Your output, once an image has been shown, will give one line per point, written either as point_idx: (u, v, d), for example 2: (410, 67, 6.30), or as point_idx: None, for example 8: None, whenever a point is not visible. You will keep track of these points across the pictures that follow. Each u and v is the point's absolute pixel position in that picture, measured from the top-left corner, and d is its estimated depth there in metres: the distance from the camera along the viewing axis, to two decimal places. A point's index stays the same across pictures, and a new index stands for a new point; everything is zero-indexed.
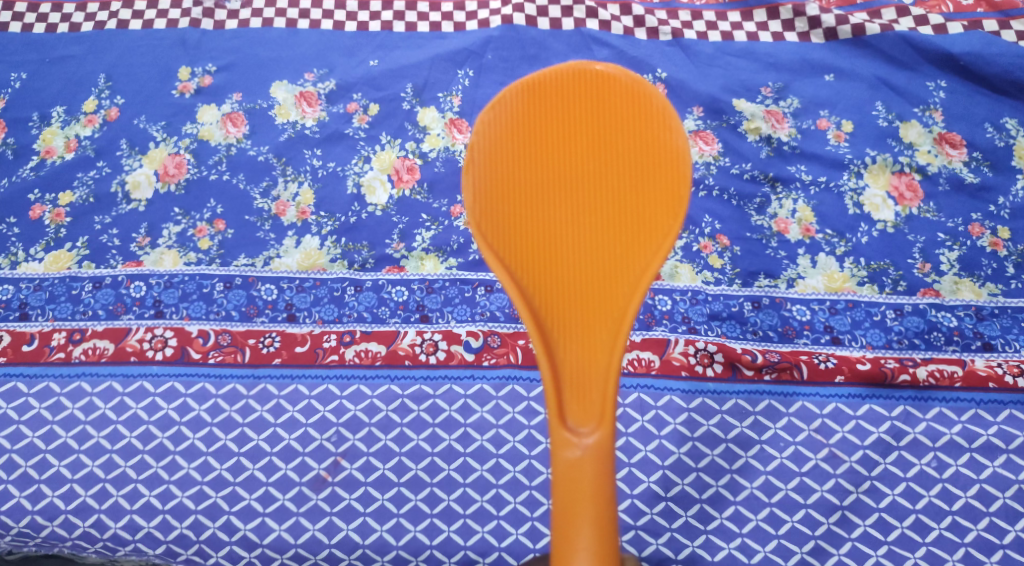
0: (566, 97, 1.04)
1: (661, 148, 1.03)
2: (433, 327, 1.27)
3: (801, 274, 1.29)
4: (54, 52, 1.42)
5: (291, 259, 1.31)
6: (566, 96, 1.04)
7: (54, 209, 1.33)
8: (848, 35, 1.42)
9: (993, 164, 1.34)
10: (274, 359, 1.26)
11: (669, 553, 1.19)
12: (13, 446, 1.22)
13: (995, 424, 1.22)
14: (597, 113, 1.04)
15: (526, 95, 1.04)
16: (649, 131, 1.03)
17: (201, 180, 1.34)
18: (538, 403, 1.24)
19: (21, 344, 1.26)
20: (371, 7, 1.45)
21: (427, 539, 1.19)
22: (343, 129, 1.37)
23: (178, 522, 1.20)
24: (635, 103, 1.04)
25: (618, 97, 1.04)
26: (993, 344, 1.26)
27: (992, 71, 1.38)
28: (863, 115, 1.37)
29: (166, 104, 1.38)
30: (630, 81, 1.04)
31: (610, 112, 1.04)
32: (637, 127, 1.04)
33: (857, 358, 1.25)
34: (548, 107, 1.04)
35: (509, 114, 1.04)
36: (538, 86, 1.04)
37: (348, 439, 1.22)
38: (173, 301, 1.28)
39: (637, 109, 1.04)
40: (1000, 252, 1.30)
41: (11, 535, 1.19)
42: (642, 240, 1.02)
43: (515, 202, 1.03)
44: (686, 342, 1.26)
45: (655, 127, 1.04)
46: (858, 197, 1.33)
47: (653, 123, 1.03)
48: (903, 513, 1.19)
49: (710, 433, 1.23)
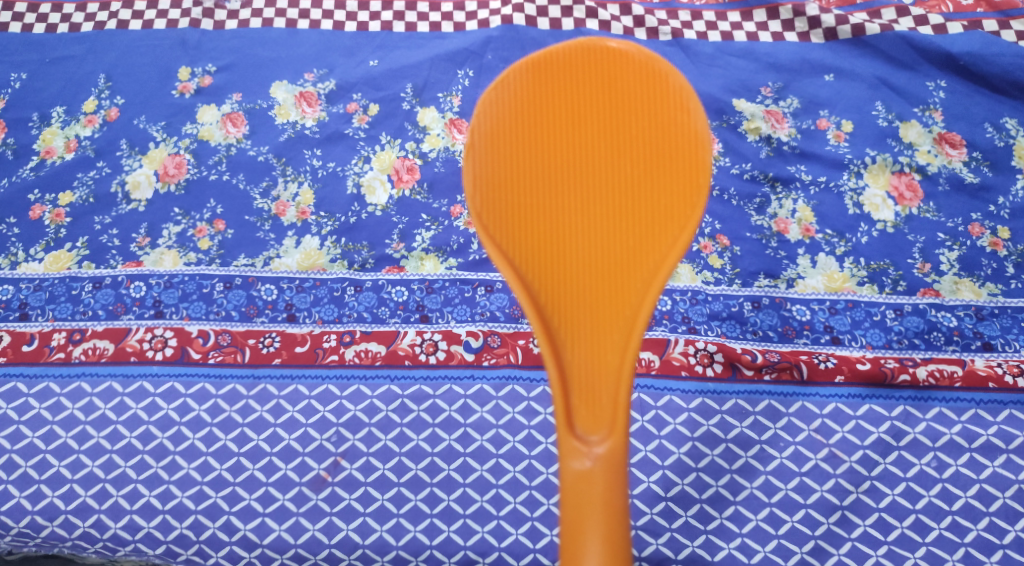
0: (574, 76, 1.04)
1: (678, 134, 1.03)
2: (433, 328, 1.27)
3: (801, 274, 1.30)
4: (54, 52, 1.42)
5: (291, 259, 1.31)
6: (575, 75, 1.04)
7: (54, 209, 1.33)
8: (848, 35, 1.42)
9: (993, 164, 1.35)
10: (274, 359, 1.26)
11: (669, 553, 1.19)
12: (13, 446, 1.22)
13: (995, 424, 1.22)
14: (609, 93, 1.04)
15: (533, 75, 1.04)
16: (665, 114, 1.03)
17: (201, 180, 1.34)
18: (538, 403, 1.24)
19: (20, 344, 1.26)
20: (371, 7, 1.45)
21: (427, 539, 1.19)
22: (343, 129, 1.37)
23: (178, 522, 1.20)
24: (648, 84, 1.04)
25: (631, 77, 1.04)
26: (993, 344, 1.26)
27: (992, 71, 1.38)
28: (863, 115, 1.37)
29: (167, 104, 1.38)
30: (644, 59, 1.04)
31: (623, 92, 1.04)
32: (651, 108, 1.03)
33: (857, 357, 1.25)
34: (554, 86, 1.04)
35: (513, 95, 1.04)
36: (543, 65, 1.04)
37: (348, 439, 1.22)
38: (173, 301, 1.28)
39: (651, 90, 1.04)
40: (1000, 252, 1.30)
41: (10, 535, 1.19)
42: (656, 233, 1.03)
43: (520, 193, 1.03)
44: (687, 342, 1.26)
45: (671, 111, 1.03)
46: (858, 197, 1.33)
47: (669, 105, 1.03)
48: (903, 513, 1.19)
49: (710, 433, 1.23)
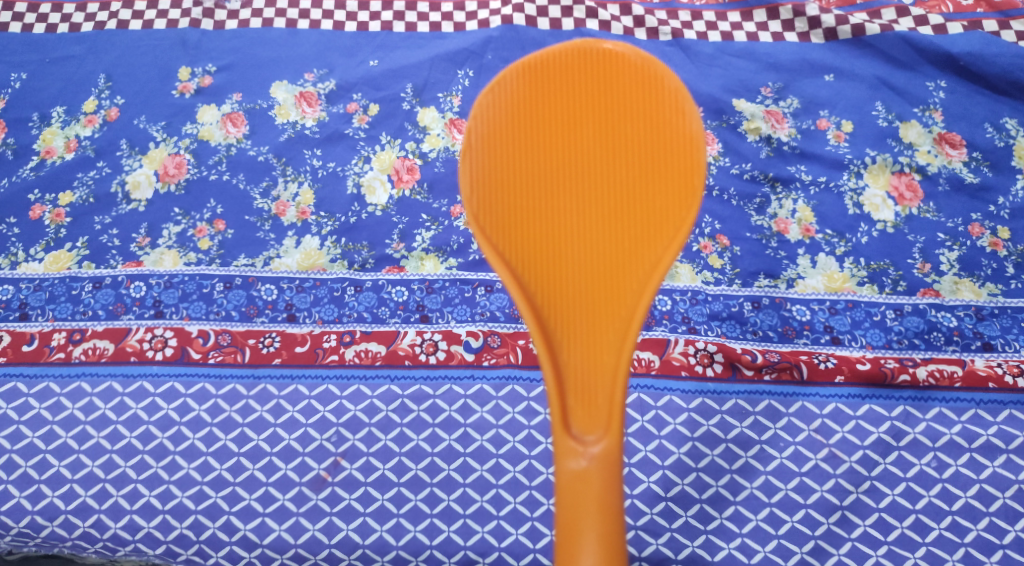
0: (570, 78, 1.04)
1: (674, 135, 1.03)
2: (433, 328, 1.27)
3: (801, 274, 1.30)
4: (54, 52, 1.42)
5: (291, 259, 1.31)
6: (571, 76, 1.04)
7: (54, 209, 1.33)
8: (848, 35, 1.42)
9: (993, 164, 1.35)
10: (274, 359, 1.26)
11: (669, 553, 1.19)
12: (13, 446, 1.22)
13: (995, 424, 1.22)
14: (606, 95, 1.04)
15: (529, 77, 1.04)
16: (660, 115, 1.03)
17: (201, 180, 1.34)
18: (538, 403, 1.24)
19: (20, 344, 1.26)
20: (371, 6, 1.45)
21: (427, 539, 1.19)
22: (343, 129, 1.37)
23: (178, 522, 1.20)
24: (644, 85, 1.04)
25: (627, 79, 1.04)
26: (993, 344, 1.26)
27: (992, 71, 1.38)
28: (863, 115, 1.37)
29: (167, 104, 1.38)
30: (640, 60, 1.04)
31: (619, 94, 1.04)
32: (647, 110, 1.03)
33: (857, 357, 1.25)
34: (550, 88, 1.04)
35: (509, 97, 1.04)
36: (539, 67, 1.04)
37: (348, 439, 1.22)
38: (173, 301, 1.28)
39: (647, 91, 1.03)
40: (1000, 252, 1.30)
41: (11, 534, 1.19)
42: (652, 235, 1.03)
43: (517, 194, 1.03)
44: (687, 342, 1.26)
45: (666, 113, 1.03)
46: (858, 197, 1.33)
47: (664, 107, 1.03)
48: (903, 513, 1.19)
49: (710, 433, 1.23)
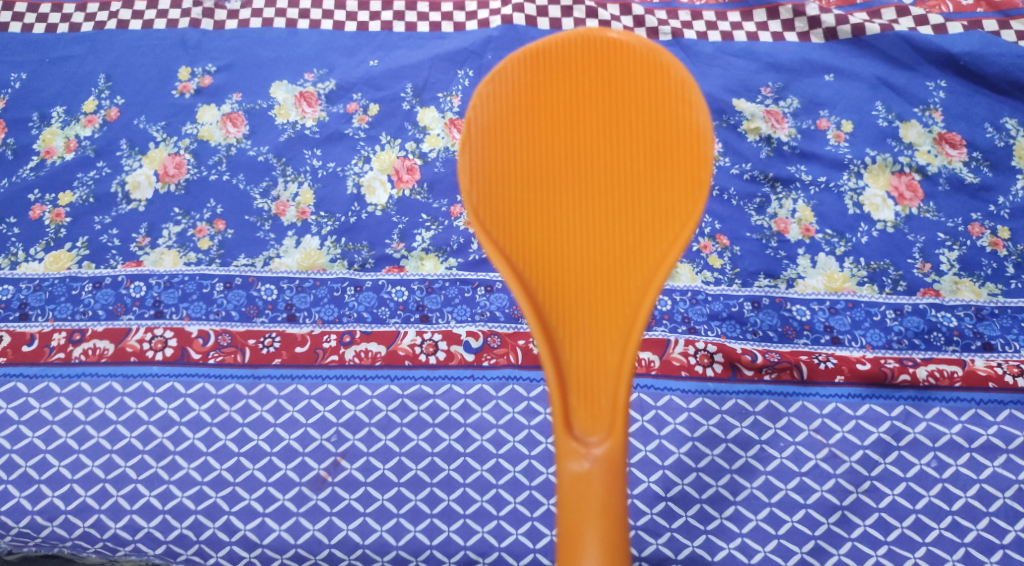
0: (573, 68, 1.04)
1: (680, 128, 1.03)
2: (433, 327, 1.27)
3: (801, 274, 1.30)
4: (54, 52, 1.42)
5: (291, 259, 1.31)
6: (575, 66, 1.04)
7: (54, 209, 1.33)
8: (848, 35, 1.42)
9: (993, 164, 1.35)
10: (274, 359, 1.26)
11: (669, 553, 1.19)
12: (13, 446, 1.22)
13: (995, 424, 1.22)
14: (610, 86, 1.04)
15: (531, 66, 1.04)
16: (667, 107, 1.03)
17: (201, 180, 1.34)
18: (538, 403, 1.24)
19: (20, 344, 1.26)
20: (371, 6, 1.45)
21: (427, 539, 1.19)
22: (343, 129, 1.37)
23: (178, 522, 1.19)
24: (649, 75, 1.03)
25: (631, 70, 1.04)
26: (993, 344, 1.26)
27: (991, 71, 1.38)
28: (863, 115, 1.37)
29: (167, 104, 1.38)
30: (646, 52, 1.04)
31: (623, 85, 1.04)
32: (653, 102, 1.03)
33: (857, 357, 1.25)
34: (553, 78, 1.04)
35: (510, 87, 1.04)
36: (542, 57, 1.04)
37: (348, 439, 1.22)
38: (173, 301, 1.28)
39: (653, 83, 1.03)
40: (1000, 252, 1.30)
41: (10, 535, 1.19)
42: (658, 230, 1.03)
43: (518, 189, 1.03)
44: (687, 342, 1.26)
45: (674, 104, 1.03)
46: (857, 197, 1.33)
47: (671, 99, 1.03)
48: (903, 513, 1.19)
49: (710, 433, 1.23)
